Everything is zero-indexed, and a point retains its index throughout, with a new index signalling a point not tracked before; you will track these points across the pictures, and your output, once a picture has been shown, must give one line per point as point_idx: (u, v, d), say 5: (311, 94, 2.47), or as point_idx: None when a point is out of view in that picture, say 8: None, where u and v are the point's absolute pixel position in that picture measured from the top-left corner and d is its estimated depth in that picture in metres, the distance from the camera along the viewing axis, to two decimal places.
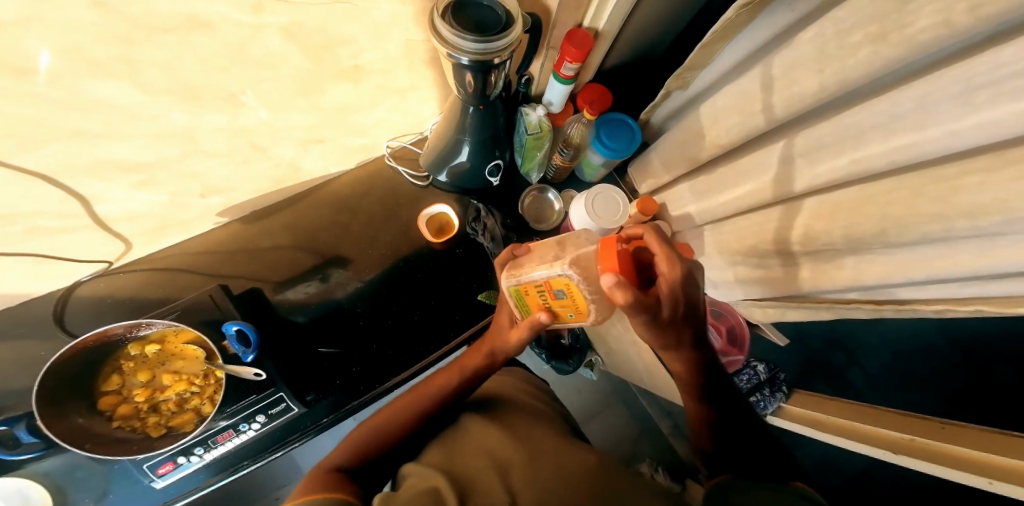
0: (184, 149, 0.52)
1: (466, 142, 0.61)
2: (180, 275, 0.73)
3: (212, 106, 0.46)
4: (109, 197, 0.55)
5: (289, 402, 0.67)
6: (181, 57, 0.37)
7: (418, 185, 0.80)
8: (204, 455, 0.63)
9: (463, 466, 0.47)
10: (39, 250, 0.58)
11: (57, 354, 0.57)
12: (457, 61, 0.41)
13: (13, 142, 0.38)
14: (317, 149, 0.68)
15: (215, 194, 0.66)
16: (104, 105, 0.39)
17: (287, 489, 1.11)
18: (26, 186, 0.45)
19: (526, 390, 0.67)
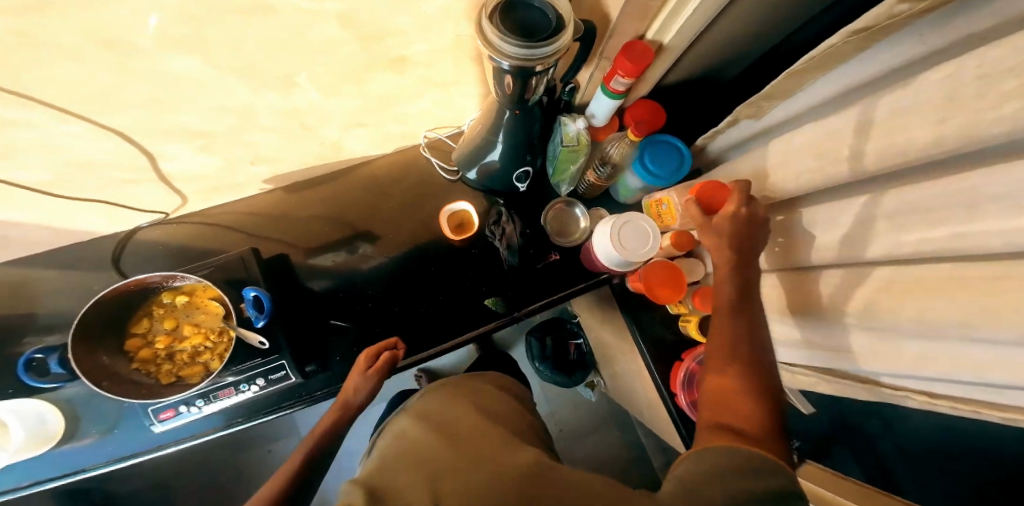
0: (241, 121, 0.53)
1: (497, 143, 0.60)
2: (225, 231, 0.75)
3: (271, 85, 0.46)
4: (172, 156, 0.56)
5: (288, 371, 0.66)
6: (242, 39, 0.37)
7: (447, 179, 0.80)
8: (203, 408, 0.64)
9: (388, 485, 0.42)
10: (103, 197, 0.60)
11: (100, 295, 0.59)
12: (497, 65, 0.39)
13: (97, 104, 0.40)
14: (359, 132, 0.67)
15: (264, 163, 0.67)
16: (174, 76, 0.39)
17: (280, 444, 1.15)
18: (100, 139, 0.46)
19: (465, 387, 0.64)
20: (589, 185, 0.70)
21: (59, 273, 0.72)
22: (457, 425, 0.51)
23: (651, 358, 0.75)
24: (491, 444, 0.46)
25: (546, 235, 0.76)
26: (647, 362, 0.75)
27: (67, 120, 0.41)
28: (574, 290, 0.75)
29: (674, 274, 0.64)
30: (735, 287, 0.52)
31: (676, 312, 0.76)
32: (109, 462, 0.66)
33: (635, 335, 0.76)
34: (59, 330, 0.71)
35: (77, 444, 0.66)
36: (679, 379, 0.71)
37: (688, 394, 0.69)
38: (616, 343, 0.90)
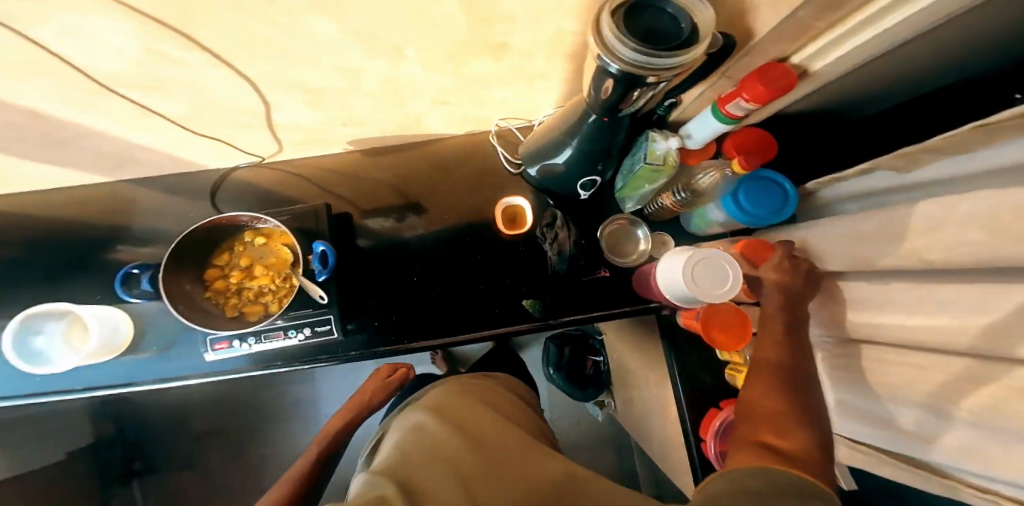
0: (349, 84, 0.55)
1: (569, 146, 0.58)
2: (303, 182, 0.81)
3: (383, 55, 0.48)
4: (284, 108, 0.60)
5: (333, 326, 0.70)
6: (377, 11, 0.38)
7: (509, 171, 0.80)
8: (252, 346, 0.68)
9: (410, 482, 0.42)
10: (214, 134, 0.65)
11: (195, 225, 0.65)
12: (604, 66, 0.38)
13: (244, 54, 0.43)
14: (441, 109, 0.69)
15: (354, 125, 0.71)
16: (310, 37, 0.41)
17: (298, 386, 1.37)
18: (235, 85, 0.50)
19: (474, 379, 0.66)
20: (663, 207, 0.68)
21: (149, 192, 0.79)
22: (481, 427, 0.51)
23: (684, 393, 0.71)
24: (511, 454, 0.47)
25: (600, 249, 0.74)
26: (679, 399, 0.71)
27: (211, 67, 0.45)
28: (615, 312, 0.73)
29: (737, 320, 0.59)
30: (790, 324, 0.49)
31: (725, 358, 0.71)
32: (155, 380, 0.72)
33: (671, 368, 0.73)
34: (140, 244, 0.79)
35: (136, 356, 0.72)
36: (713, 426, 0.66)
37: (718, 444, 0.65)
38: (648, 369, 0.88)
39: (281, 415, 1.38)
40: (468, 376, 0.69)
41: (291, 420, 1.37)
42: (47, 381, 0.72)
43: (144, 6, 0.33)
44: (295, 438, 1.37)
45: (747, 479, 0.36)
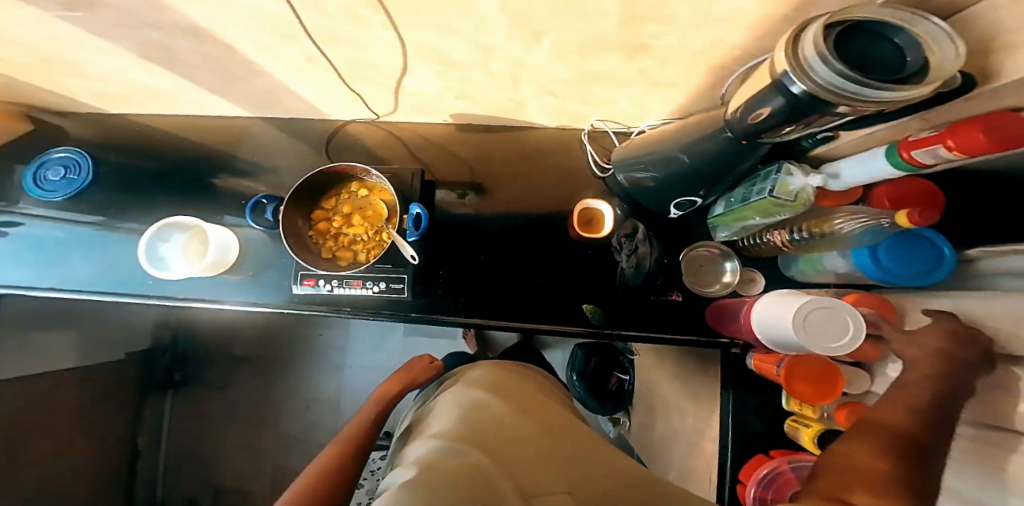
0: (482, 61, 0.57)
1: (682, 163, 0.53)
2: (398, 143, 0.85)
3: (528, 42, 0.49)
4: (415, 74, 0.63)
5: (406, 285, 0.75)
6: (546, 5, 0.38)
7: (596, 174, 0.79)
8: (333, 288, 0.73)
9: (488, 452, 0.50)
10: (351, 88, 0.69)
11: (318, 168, 0.68)
12: (781, 84, 0.28)
13: (410, 17, 0.46)
14: (546, 100, 0.69)
15: (463, 100, 0.73)
16: (475, 13, 0.43)
17: (331, 333, 1.49)
18: (385, 47, 0.54)
19: (505, 369, 0.79)
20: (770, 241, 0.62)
21: (261, 128, 0.86)
22: (539, 419, 0.59)
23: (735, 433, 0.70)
24: (569, 444, 0.56)
25: (672, 273, 0.72)
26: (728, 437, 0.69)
27: (374, 23, 0.47)
28: (678, 339, 0.72)
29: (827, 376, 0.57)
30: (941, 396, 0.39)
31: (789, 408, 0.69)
32: (240, 301, 0.77)
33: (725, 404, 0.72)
34: (243, 175, 0.86)
35: (227, 277, 0.78)
36: (759, 472, 0.64)
37: (760, 491, 0.63)
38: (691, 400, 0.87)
39: (313, 357, 1.49)
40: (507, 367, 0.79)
41: (319, 363, 1.49)
42: (142, 285, 0.79)
43: None
44: (320, 382, 1.48)
45: None
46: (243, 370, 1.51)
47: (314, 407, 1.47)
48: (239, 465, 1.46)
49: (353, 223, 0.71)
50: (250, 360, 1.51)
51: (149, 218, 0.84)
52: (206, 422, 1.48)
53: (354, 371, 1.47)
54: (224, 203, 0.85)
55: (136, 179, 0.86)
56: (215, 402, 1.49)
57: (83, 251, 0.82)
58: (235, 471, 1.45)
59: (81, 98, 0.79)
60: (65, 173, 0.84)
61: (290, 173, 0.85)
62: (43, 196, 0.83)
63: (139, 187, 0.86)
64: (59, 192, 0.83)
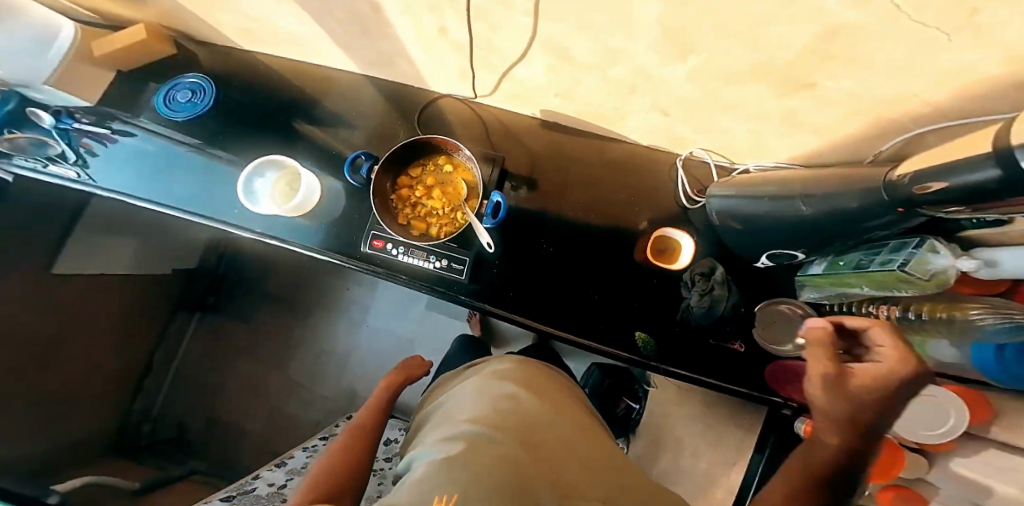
0: (600, 74, 0.55)
1: (797, 214, 0.50)
2: (477, 126, 0.83)
3: (665, 64, 0.46)
4: (530, 64, 0.61)
5: (465, 269, 0.73)
6: (710, 31, 0.36)
7: (683, 206, 0.73)
8: (399, 253, 0.73)
9: (521, 443, 0.51)
10: (462, 64, 0.68)
11: (417, 135, 0.68)
12: (1005, 157, 0.25)
13: (558, 10, 0.44)
14: (653, 114, 0.61)
15: (564, 99, 0.68)
16: (626, 22, 0.41)
17: (357, 290, 1.44)
18: (518, 33, 0.53)
19: (538, 368, 0.78)
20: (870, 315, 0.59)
21: (363, 88, 0.88)
22: (570, 424, 0.60)
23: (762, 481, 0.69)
24: (598, 450, 0.56)
25: (727, 320, 0.69)
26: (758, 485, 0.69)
27: (517, 4, 0.46)
28: (727, 387, 0.69)
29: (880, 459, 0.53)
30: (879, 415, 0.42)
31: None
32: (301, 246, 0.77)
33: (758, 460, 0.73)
34: (331, 125, 0.87)
35: (293, 220, 0.78)
36: None
37: None
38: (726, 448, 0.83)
39: (335, 310, 1.45)
40: (540, 368, 0.79)
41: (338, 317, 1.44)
42: (219, 210, 0.82)
43: None
44: (336, 334, 1.43)
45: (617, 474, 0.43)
46: (269, 310, 1.48)
47: (324, 358, 1.43)
48: (240, 399, 1.43)
49: (433, 196, 0.71)
50: (278, 301, 1.49)
51: (237, 148, 0.87)
52: (221, 350, 1.47)
53: (372, 331, 1.42)
54: (307, 146, 0.86)
55: (233, 110, 0.89)
56: (233, 335, 1.48)
57: (173, 167, 0.85)
58: (235, 404, 1.43)
59: (230, 34, 0.84)
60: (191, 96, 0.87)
61: (374, 132, 0.86)
62: (169, 113, 0.87)
63: (232, 116, 0.88)
64: (183, 113, 0.87)
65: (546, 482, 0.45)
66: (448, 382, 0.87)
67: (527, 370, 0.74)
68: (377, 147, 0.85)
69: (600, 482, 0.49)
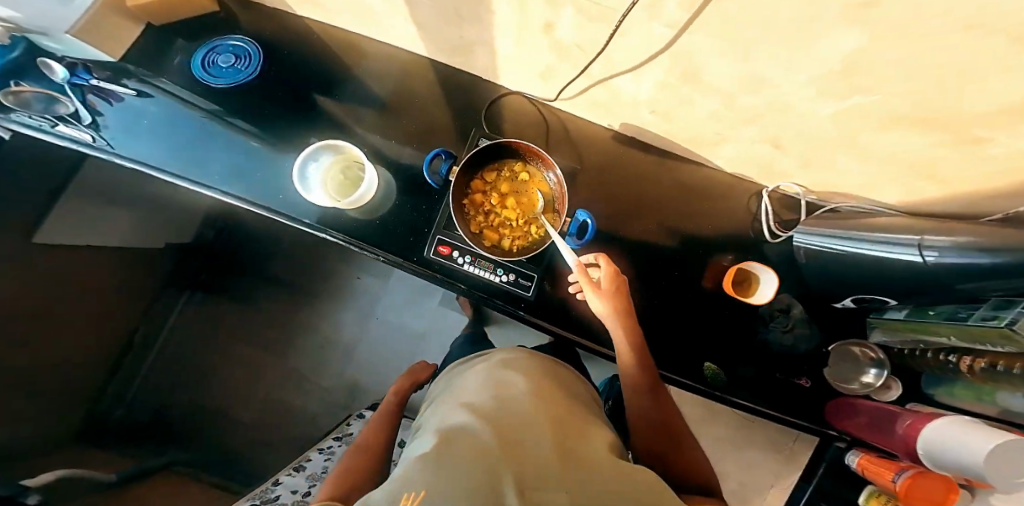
0: (729, 93, 0.53)
1: (912, 261, 0.49)
2: (543, 133, 0.79)
3: (822, 89, 0.44)
4: (639, 78, 0.58)
5: (531, 285, 0.69)
6: (913, 63, 0.35)
7: (767, 237, 0.72)
8: (464, 263, 0.69)
9: (499, 426, 0.48)
10: (552, 66, 0.64)
11: (503, 138, 0.63)
12: None
13: (717, 27, 0.42)
14: (760, 149, 0.62)
15: (659, 116, 0.64)
16: (799, 46, 0.39)
17: (369, 280, 1.31)
18: (647, 42, 0.49)
19: (549, 364, 0.75)
20: (955, 363, 0.60)
21: (424, 74, 0.81)
22: (568, 412, 0.57)
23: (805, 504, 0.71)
24: (591, 436, 0.52)
25: (800, 357, 0.69)
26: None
27: (665, 14, 0.43)
28: (785, 419, 0.69)
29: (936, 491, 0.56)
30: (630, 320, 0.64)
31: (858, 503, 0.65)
32: (357, 243, 0.72)
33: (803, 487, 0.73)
34: (388, 112, 0.80)
35: (342, 212, 0.73)
36: None
37: None
38: (770, 474, 0.83)
39: (342, 300, 1.32)
40: (551, 365, 0.76)
41: (346, 307, 1.31)
42: (252, 191, 0.76)
43: None
44: (343, 323, 1.31)
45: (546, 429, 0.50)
46: (271, 290, 1.35)
47: (327, 349, 1.31)
48: (233, 385, 1.30)
49: (507, 205, 0.66)
50: (280, 284, 1.35)
51: (262, 123, 0.79)
52: (211, 332, 1.32)
53: (381, 325, 1.30)
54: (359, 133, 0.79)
55: (274, 80, 0.81)
56: (227, 316, 1.33)
57: (192, 138, 0.78)
58: (226, 390, 1.29)
59: None
60: (232, 62, 0.78)
61: (430, 121, 0.79)
62: (206, 80, 0.78)
63: (276, 90, 0.80)
64: (225, 81, 0.78)
65: (514, 462, 0.42)
66: (454, 373, 0.82)
67: (533, 363, 0.71)
68: (431, 139, 0.79)
69: (581, 463, 0.44)
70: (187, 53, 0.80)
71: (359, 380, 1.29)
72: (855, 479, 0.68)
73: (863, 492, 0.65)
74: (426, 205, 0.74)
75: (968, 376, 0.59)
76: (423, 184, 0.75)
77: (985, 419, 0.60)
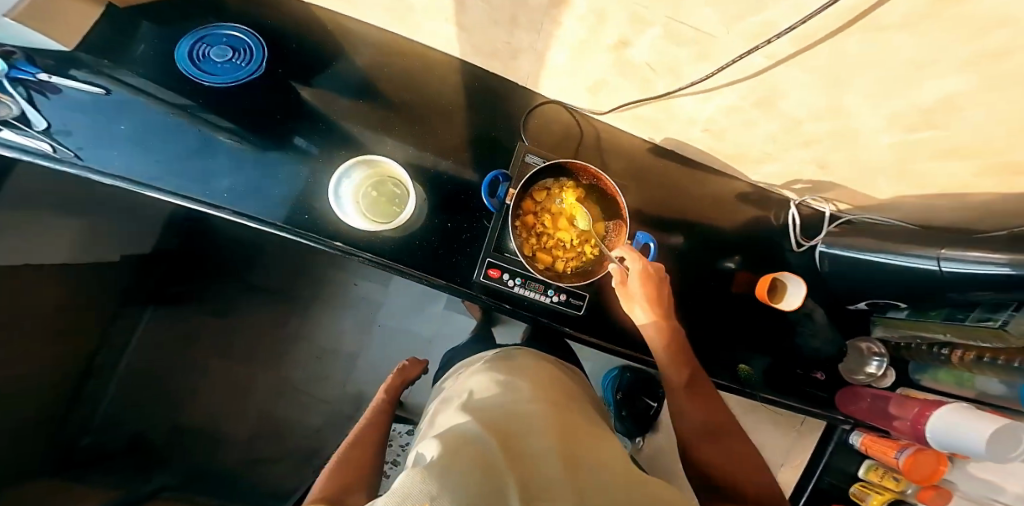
0: (796, 117, 0.57)
1: (935, 274, 0.57)
2: (581, 145, 0.77)
3: (891, 119, 0.50)
4: (704, 97, 0.60)
5: (583, 303, 0.70)
6: (995, 103, 0.40)
7: (791, 246, 0.81)
8: (514, 286, 0.67)
9: (503, 437, 0.47)
10: (609, 78, 0.63)
11: (562, 160, 0.62)
12: None
13: (815, 61, 0.46)
14: (802, 166, 0.69)
15: (711, 133, 0.69)
16: (894, 82, 0.44)
17: (367, 285, 1.25)
18: (730, 66, 0.52)
19: (553, 369, 0.76)
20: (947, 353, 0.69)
21: (452, 76, 0.74)
22: (572, 421, 0.57)
23: (817, 478, 0.81)
24: (594, 445, 0.53)
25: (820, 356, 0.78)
26: (811, 480, 0.81)
27: (769, 45, 0.45)
28: (805, 410, 0.78)
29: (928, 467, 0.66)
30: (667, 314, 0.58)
31: (861, 475, 0.76)
32: (396, 269, 0.67)
33: (818, 455, 0.82)
34: (406, 114, 0.72)
35: (377, 235, 0.68)
36: None
37: None
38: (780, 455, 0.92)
39: (339, 306, 1.25)
40: (553, 369, 0.77)
41: (345, 313, 1.25)
42: (259, 207, 0.66)
43: (884, 13, 0.35)
44: (342, 332, 1.25)
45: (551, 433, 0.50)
46: (256, 300, 1.26)
47: (326, 359, 1.25)
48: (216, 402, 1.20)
49: (561, 226, 0.64)
50: (266, 293, 1.26)
51: (255, 127, 0.68)
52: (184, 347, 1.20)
53: (385, 331, 1.25)
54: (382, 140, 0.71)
55: (274, 78, 0.70)
56: (204, 331, 1.22)
57: (169, 143, 0.66)
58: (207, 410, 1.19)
59: None
60: (229, 55, 0.68)
61: (458, 125, 0.73)
62: (198, 77, 0.67)
63: (276, 89, 0.70)
64: (222, 77, 0.67)
65: (519, 473, 0.41)
66: (457, 372, 0.84)
67: (538, 369, 0.72)
68: (463, 145, 0.73)
69: (581, 472, 0.45)
70: (152, 40, 0.67)
71: (363, 389, 1.24)
72: (855, 453, 0.78)
73: (863, 466, 0.76)
74: (466, 221, 0.70)
75: (954, 364, 0.68)
76: (462, 196, 0.71)
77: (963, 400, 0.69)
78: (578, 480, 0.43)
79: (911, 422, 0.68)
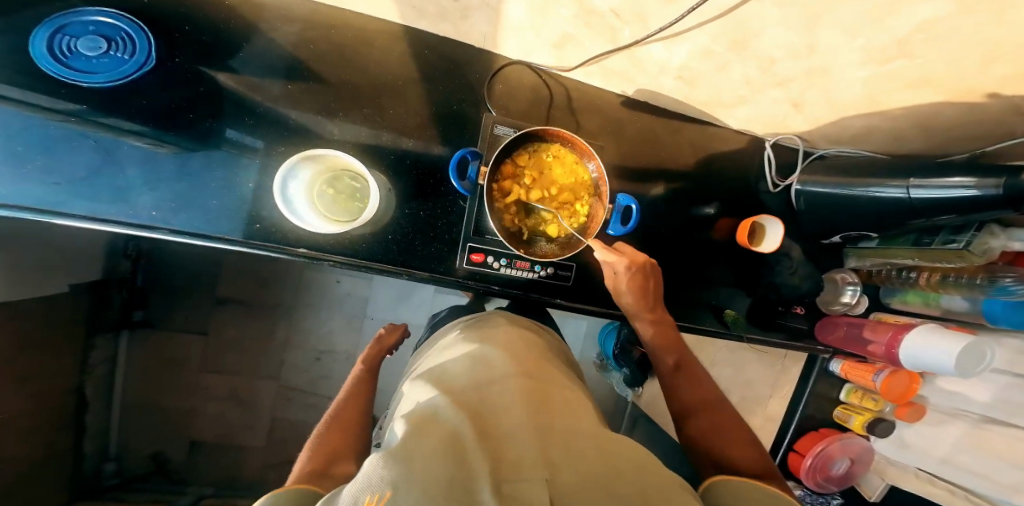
0: (773, 59, 0.53)
1: (904, 202, 0.57)
2: (550, 107, 0.72)
3: (870, 54, 0.46)
4: (672, 43, 0.55)
5: (572, 273, 0.70)
6: (986, 27, 0.36)
7: (767, 187, 0.80)
8: (501, 267, 0.66)
9: (472, 410, 0.42)
10: (570, 26, 0.57)
11: (539, 126, 0.57)
12: None
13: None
14: (778, 107, 0.65)
15: (683, 80, 0.65)
16: (880, 12, 0.39)
17: (346, 280, 1.21)
18: (700, 6, 0.46)
19: (535, 336, 0.70)
20: (915, 274, 0.71)
21: (398, 46, 0.65)
22: (554, 387, 0.52)
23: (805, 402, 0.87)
24: (578, 413, 0.47)
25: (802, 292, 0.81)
26: (801, 403, 0.87)
27: None
28: (788, 344, 0.81)
29: (903, 384, 0.74)
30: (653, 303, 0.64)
31: (843, 399, 0.84)
32: (378, 266, 0.64)
33: (804, 382, 0.87)
34: (353, 95, 0.64)
35: (344, 237, 0.62)
36: (815, 446, 0.83)
37: (814, 462, 0.82)
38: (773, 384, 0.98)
39: (320, 303, 1.21)
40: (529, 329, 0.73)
41: (327, 309, 1.21)
42: (199, 220, 0.59)
43: None
44: (331, 329, 1.22)
45: (525, 401, 0.45)
46: (231, 311, 1.19)
47: (325, 359, 1.22)
48: (221, 418, 1.17)
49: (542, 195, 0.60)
50: (239, 303, 1.19)
51: (168, 126, 0.59)
52: (172, 370, 1.15)
53: (377, 322, 1.22)
54: (329, 127, 0.63)
55: (177, 69, 0.59)
56: (190, 352, 1.16)
57: (59, 156, 0.55)
58: (217, 429, 1.16)
59: None
60: (104, 46, 0.55)
61: (415, 101, 0.66)
62: (70, 77, 0.54)
63: (188, 83, 0.60)
64: (104, 74, 0.55)
65: (489, 450, 0.36)
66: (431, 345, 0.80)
67: (517, 335, 0.67)
68: (424, 122, 0.66)
69: (557, 437, 0.40)
70: None
71: None
72: (839, 378, 0.84)
73: (844, 390, 0.84)
74: (439, 207, 0.66)
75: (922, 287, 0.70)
76: (430, 181, 0.66)
77: (927, 319, 0.73)
78: (558, 450, 0.38)
79: (884, 346, 0.71)
